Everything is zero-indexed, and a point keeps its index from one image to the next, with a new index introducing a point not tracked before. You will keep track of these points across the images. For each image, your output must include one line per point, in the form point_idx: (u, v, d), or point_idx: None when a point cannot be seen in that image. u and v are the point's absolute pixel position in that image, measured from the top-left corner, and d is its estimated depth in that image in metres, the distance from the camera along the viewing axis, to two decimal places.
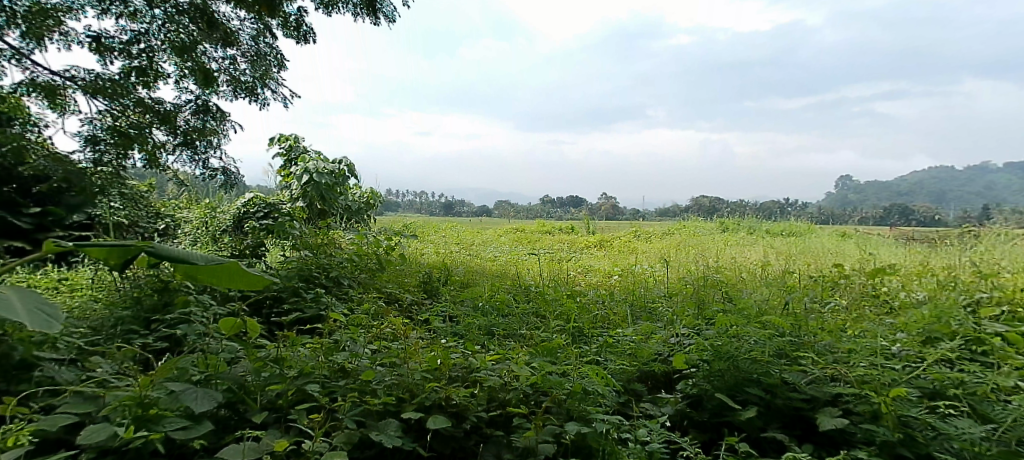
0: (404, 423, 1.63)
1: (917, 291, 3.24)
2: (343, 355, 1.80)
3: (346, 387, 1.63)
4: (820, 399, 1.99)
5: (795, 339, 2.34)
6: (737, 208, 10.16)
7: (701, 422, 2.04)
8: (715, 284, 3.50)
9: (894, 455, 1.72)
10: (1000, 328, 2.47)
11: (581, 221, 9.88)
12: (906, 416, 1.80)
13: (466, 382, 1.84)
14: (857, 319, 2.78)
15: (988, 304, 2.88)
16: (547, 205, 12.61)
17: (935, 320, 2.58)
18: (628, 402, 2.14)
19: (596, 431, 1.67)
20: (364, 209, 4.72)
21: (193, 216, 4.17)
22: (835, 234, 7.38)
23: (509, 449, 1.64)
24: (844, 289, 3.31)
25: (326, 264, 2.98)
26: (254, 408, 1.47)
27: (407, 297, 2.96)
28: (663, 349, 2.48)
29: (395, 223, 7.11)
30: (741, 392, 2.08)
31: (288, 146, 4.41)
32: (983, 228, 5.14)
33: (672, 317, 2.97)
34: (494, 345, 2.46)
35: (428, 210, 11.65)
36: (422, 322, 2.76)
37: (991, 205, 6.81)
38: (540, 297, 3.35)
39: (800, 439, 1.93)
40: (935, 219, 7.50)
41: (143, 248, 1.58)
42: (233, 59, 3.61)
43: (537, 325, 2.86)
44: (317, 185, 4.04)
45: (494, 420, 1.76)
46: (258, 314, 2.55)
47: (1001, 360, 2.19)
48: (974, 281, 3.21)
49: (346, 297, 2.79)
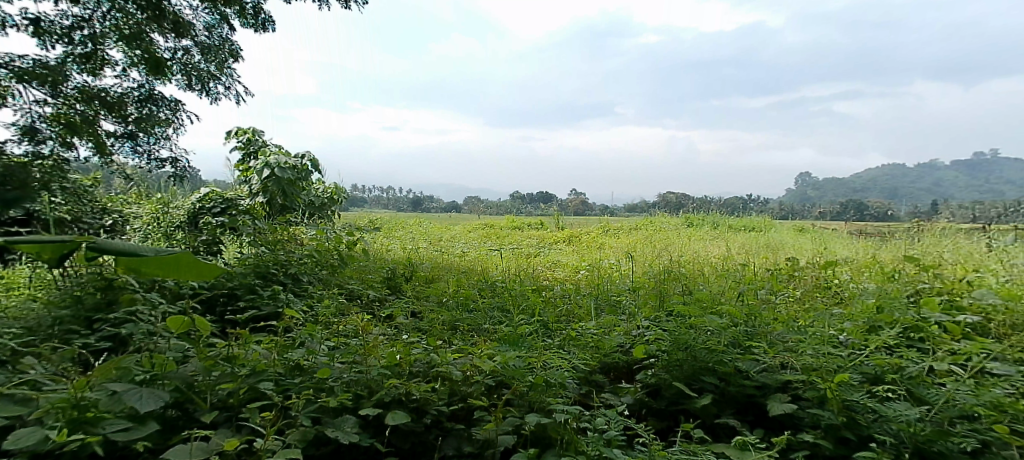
0: (362, 420, 1.63)
1: (866, 282, 3.40)
2: (299, 352, 1.76)
3: (302, 385, 1.61)
4: (771, 386, 2.08)
5: (749, 328, 2.44)
6: (702, 203, 10.45)
7: (659, 410, 2.12)
8: (678, 278, 3.58)
9: (838, 437, 1.81)
10: (938, 316, 2.60)
11: (550, 217, 9.97)
12: (849, 401, 1.88)
13: (428, 377, 1.84)
14: (808, 309, 2.91)
15: (930, 294, 3.04)
16: (517, 201, 12.65)
17: (879, 310, 2.71)
18: (589, 393, 2.20)
19: (556, 421, 1.70)
20: (328, 205, 4.64)
21: (142, 211, 3.86)
22: (794, 229, 7.65)
23: (469, 442, 1.65)
24: (798, 282, 3.47)
25: (285, 260, 2.91)
26: (203, 407, 1.43)
27: (370, 293, 2.93)
28: (624, 341, 2.54)
29: (361, 219, 7.00)
30: (697, 381, 2.16)
31: (245, 140, 4.26)
32: (931, 222, 5.43)
33: (634, 309, 3.05)
34: (457, 340, 2.46)
35: (396, 205, 11.52)
36: (385, 318, 2.74)
37: (940, 203, 7.20)
38: (506, 292, 3.37)
39: (752, 424, 2.02)
40: (887, 215, 7.88)
41: (83, 242, 1.50)
42: (186, 50, 3.52)
43: (501, 319, 2.88)
44: (279, 179, 3.92)
45: (455, 414, 1.77)
46: (211, 312, 2.47)
47: (938, 347, 2.32)
48: (917, 272, 3.38)
49: (306, 294, 2.73)
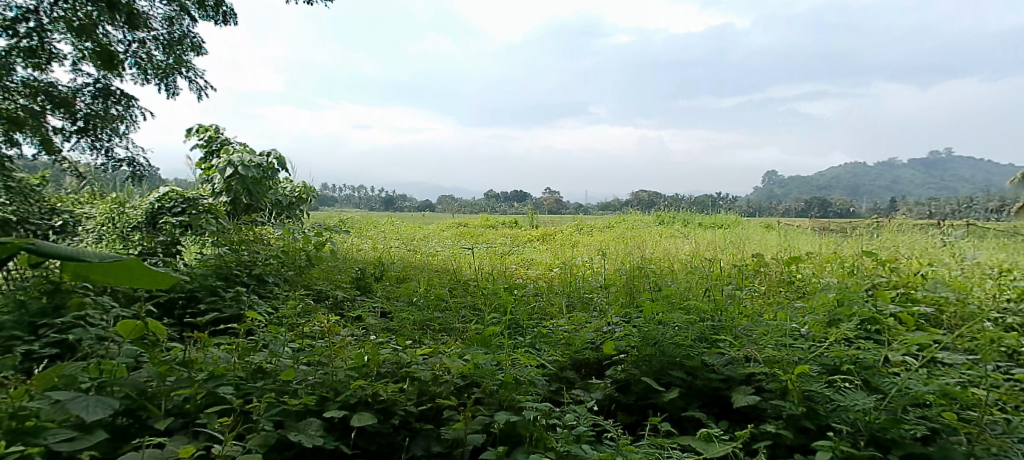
0: (327, 422, 1.60)
1: (827, 277, 3.51)
2: (261, 355, 1.72)
3: (264, 388, 1.57)
4: (736, 379, 2.13)
5: (715, 323, 2.49)
6: (674, 201, 10.62)
7: (628, 405, 2.16)
8: (649, 275, 3.63)
9: (798, 427, 1.87)
10: (894, 308, 2.70)
11: (524, 215, 10.00)
12: (809, 391, 1.94)
13: (396, 377, 1.82)
14: (772, 304, 2.99)
15: (887, 287, 3.15)
16: (492, 200, 12.65)
17: (839, 303, 2.79)
18: (560, 389, 2.22)
19: (525, 419, 1.70)
20: (296, 204, 4.54)
21: (97, 211, 3.61)
22: (761, 225, 7.85)
23: (438, 442, 1.64)
24: (763, 277, 3.56)
25: (248, 261, 2.83)
26: (157, 414, 1.38)
27: (339, 293, 2.88)
28: (594, 337, 2.56)
29: (331, 219, 6.87)
30: (665, 375, 2.20)
31: (207, 138, 4.14)
32: (889, 219, 5.65)
33: (605, 306, 3.08)
34: (427, 339, 2.44)
35: (369, 204, 11.33)
36: (354, 319, 2.70)
37: (897, 201, 7.49)
38: (477, 291, 3.36)
39: (717, 416, 2.08)
40: (849, 212, 8.15)
41: (23, 245, 1.41)
42: (143, 43, 3.40)
43: (473, 318, 2.87)
44: (243, 178, 3.81)
45: (424, 414, 1.76)
46: (170, 316, 2.39)
47: (893, 338, 2.41)
48: (875, 266, 3.51)
49: (272, 295, 2.67)
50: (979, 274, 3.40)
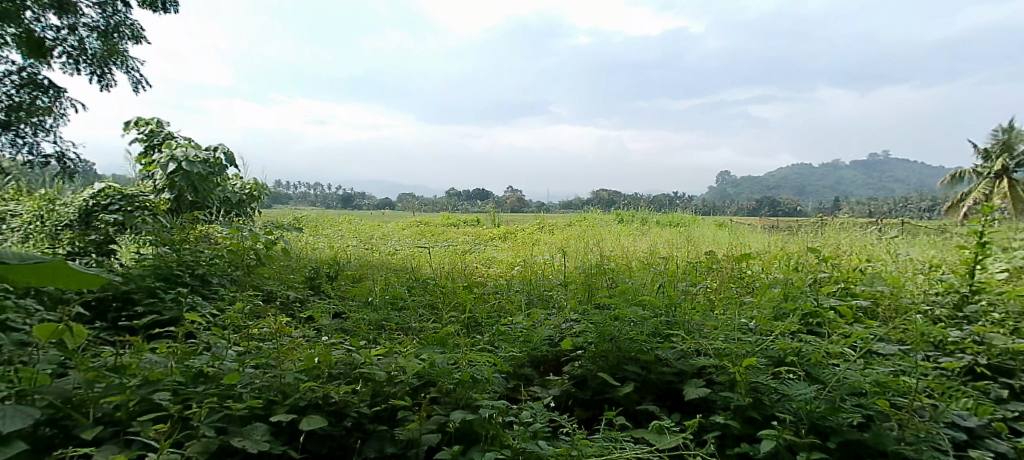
0: (274, 427, 1.55)
1: (775, 273, 3.66)
2: (203, 358, 1.65)
3: (205, 393, 1.50)
4: (687, 372, 2.19)
5: (668, 318, 2.55)
6: (632, 200, 10.84)
7: (585, 400, 2.19)
8: (606, 273, 3.68)
9: (745, 417, 1.94)
10: (834, 301, 2.84)
11: (486, 214, 9.98)
12: (755, 382, 2.00)
13: (349, 378, 1.78)
14: (723, 299, 3.09)
15: (829, 282, 3.31)
16: (453, 198, 12.59)
17: (785, 298, 2.91)
18: (518, 387, 2.22)
19: (481, 417, 1.69)
20: (247, 201, 4.37)
21: (23, 208, 3.34)
22: (715, 224, 8.12)
23: (392, 442, 1.61)
24: (715, 273, 3.68)
25: (192, 261, 2.70)
26: (84, 423, 1.30)
27: (291, 293, 2.78)
28: (552, 334, 2.57)
29: (285, 217, 6.65)
30: (621, 370, 2.25)
31: (148, 131, 3.93)
32: (831, 218, 5.95)
33: (563, 303, 3.11)
34: (383, 339, 2.40)
35: (326, 202, 11.03)
36: (306, 320, 2.62)
37: (840, 202, 7.90)
38: (436, 289, 3.33)
39: (670, 409, 2.14)
40: (797, 211, 8.53)
41: None
42: (73, 30, 3.21)
43: (431, 316, 2.84)
44: (188, 174, 3.63)
45: (379, 416, 1.72)
46: (103, 319, 2.25)
47: (833, 330, 2.54)
48: (819, 263, 3.68)
49: (217, 296, 2.55)
50: (912, 269, 3.62)
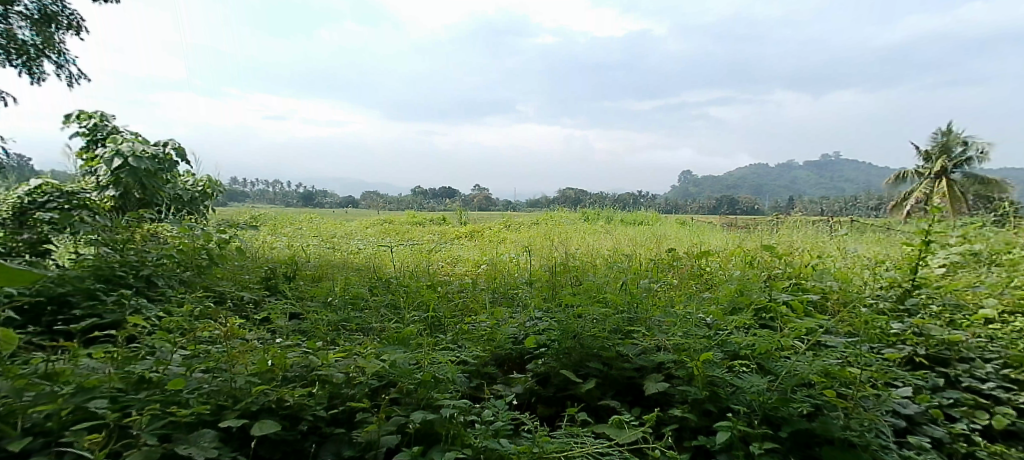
0: (224, 433, 1.49)
1: (732, 269, 3.77)
2: (146, 364, 1.57)
3: (147, 400, 1.43)
4: (648, 367, 2.23)
5: (630, 315, 2.59)
6: (598, 199, 10.98)
7: (548, 397, 2.20)
8: (571, 271, 3.72)
9: (702, 410, 1.99)
10: (786, 296, 2.94)
11: (452, 212, 9.92)
12: (712, 376, 2.05)
13: (305, 381, 1.73)
14: (683, 295, 3.16)
15: (782, 277, 3.43)
16: (419, 197, 12.47)
17: (741, 293, 3.00)
18: (481, 385, 2.21)
19: (442, 416, 1.67)
20: (199, 199, 4.20)
21: None
22: (677, 222, 8.31)
23: (349, 445, 1.58)
24: (676, 270, 3.76)
25: (136, 262, 2.57)
26: (11, 435, 1.22)
27: (245, 294, 2.69)
28: (516, 332, 2.57)
29: (242, 215, 6.42)
30: (583, 367, 2.27)
31: (91, 125, 3.72)
32: (786, 216, 6.17)
33: (527, 301, 3.12)
34: (342, 340, 2.34)
35: (286, 200, 10.71)
36: (262, 321, 2.54)
37: (794, 202, 8.22)
38: (399, 289, 3.28)
39: (631, 404, 2.17)
40: (755, 210, 8.82)
41: None
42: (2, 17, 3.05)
43: (393, 316, 2.80)
44: (134, 171, 3.44)
45: (336, 418, 1.68)
46: (36, 324, 2.12)
47: (786, 324, 2.63)
48: (774, 259, 3.81)
49: (164, 299, 2.44)
50: (859, 264, 3.80)
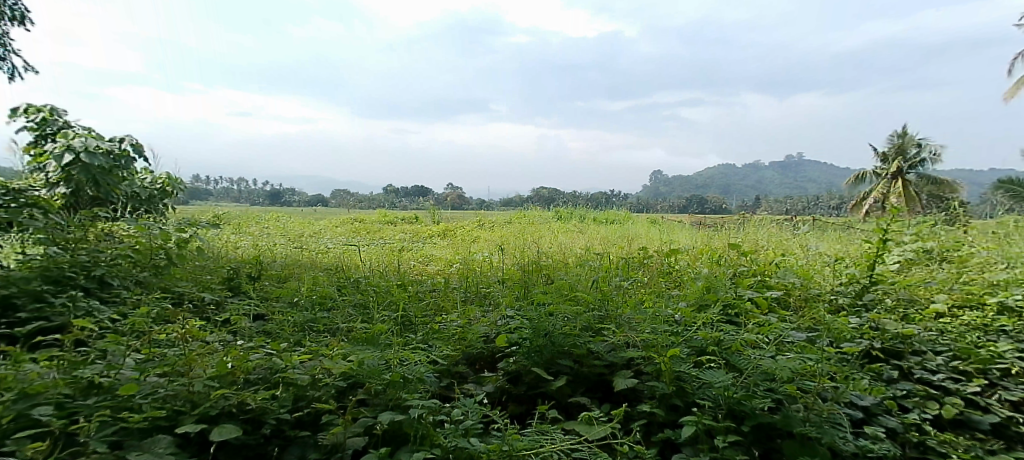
0: (181, 439, 1.44)
1: (700, 266, 3.84)
2: (96, 368, 1.51)
3: (96, 406, 1.37)
4: (618, 364, 2.25)
5: (601, 313, 2.61)
6: (571, 198, 11.06)
7: (518, 396, 2.20)
8: (543, 269, 3.73)
9: (669, 405, 2.02)
10: (751, 293, 3.02)
11: (425, 211, 9.84)
12: (679, 372, 2.08)
13: (268, 384, 1.68)
14: (652, 293, 3.20)
15: (748, 274, 3.52)
16: (391, 196, 12.32)
17: (708, 290, 3.05)
18: (451, 385, 2.20)
19: (411, 417, 1.65)
20: (158, 197, 4.05)
21: None
22: (648, 221, 8.43)
23: (314, 448, 1.54)
24: (646, 268, 3.82)
25: (87, 262, 2.46)
26: None
27: (206, 295, 2.61)
28: (487, 331, 2.56)
29: (205, 214, 6.23)
30: (554, 364, 2.27)
31: (40, 119, 3.54)
32: (753, 215, 6.33)
33: (499, 300, 3.11)
34: (309, 341, 2.29)
35: (252, 198, 10.43)
36: (223, 323, 2.46)
37: (760, 201, 8.44)
38: (369, 288, 3.23)
39: (601, 400, 2.19)
40: (723, 209, 9.03)
41: None
42: None
43: (362, 316, 2.75)
44: (86, 167, 3.27)
45: (301, 421, 1.64)
46: None
47: (750, 319, 2.69)
48: (739, 257, 3.90)
49: (117, 301, 2.35)
50: (820, 261, 3.92)
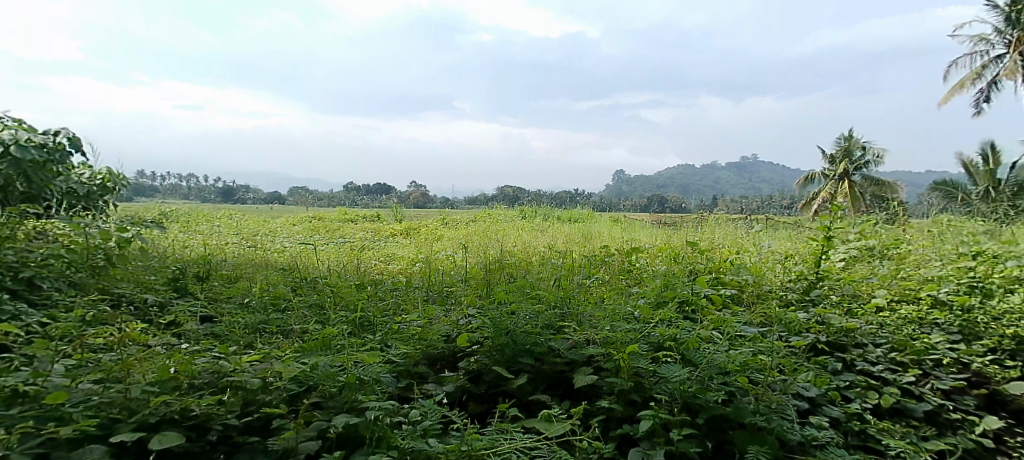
0: (117, 448, 1.37)
1: (659, 264, 3.92)
2: (20, 376, 1.41)
3: (19, 416, 1.30)
4: (578, 361, 2.27)
5: (562, 311, 2.62)
6: (535, 197, 11.10)
7: (479, 395, 2.19)
8: (505, 268, 3.72)
9: (627, 400, 2.05)
10: (707, 290, 3.09)
11: (388, 209, 9.67)
12: (637, 368, 2.11)
13: (215, 388, 1.61)
14: (613, 290, 3.24)
15: (704, 271, 3.61)
16: (352, 194, 12.06)
17: (667, 288, 3.11)
18: (410, 385, 2.16)
19: (367, 419, 1.61)
20: (97, 194, 3.82)
21: None
22: (610, 220, 8.54)
23: (264, 454, 1.49)
24: (607, 266, 3.86)
25: (15, 263, 2.30)
26: None
27: (148, 297, 2.47)
28: (448, 330, 2.53)
29: (151, 211, 5.92)
30: (515, 363, 2.27)
31: None
32: (710, 214, 6.51)
33: (460, 299, 3.08)
34: (261, 344, 2.21)
35: (203, 195, 10.00)
36: (167, 325, 2.34)
37: (718, 201, 8.68)
38: (327, 288, 3.14)
39: (561, 397, 2.20)
40: (683, 208, 9.24)
41: None
42: None
43: (318, 318, 2.67)
44: (16, 163, 3.03)
45: (251, 426, 1.58)
46: None
47: (706, 315, 2.76)
48: (696, 255, 4.00)
49: (49, 304, 2.21)
50: (772, 259, 4.07)
